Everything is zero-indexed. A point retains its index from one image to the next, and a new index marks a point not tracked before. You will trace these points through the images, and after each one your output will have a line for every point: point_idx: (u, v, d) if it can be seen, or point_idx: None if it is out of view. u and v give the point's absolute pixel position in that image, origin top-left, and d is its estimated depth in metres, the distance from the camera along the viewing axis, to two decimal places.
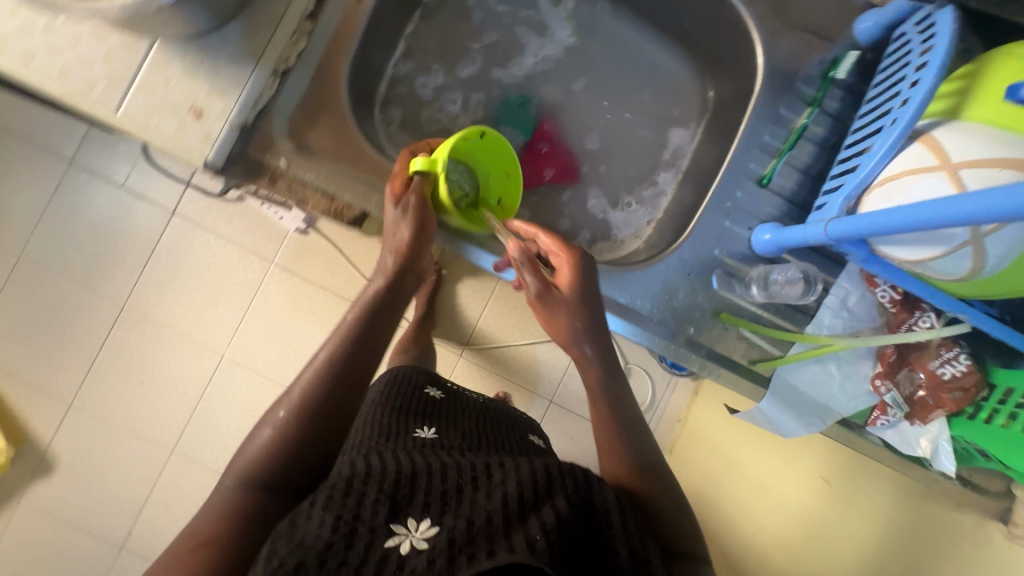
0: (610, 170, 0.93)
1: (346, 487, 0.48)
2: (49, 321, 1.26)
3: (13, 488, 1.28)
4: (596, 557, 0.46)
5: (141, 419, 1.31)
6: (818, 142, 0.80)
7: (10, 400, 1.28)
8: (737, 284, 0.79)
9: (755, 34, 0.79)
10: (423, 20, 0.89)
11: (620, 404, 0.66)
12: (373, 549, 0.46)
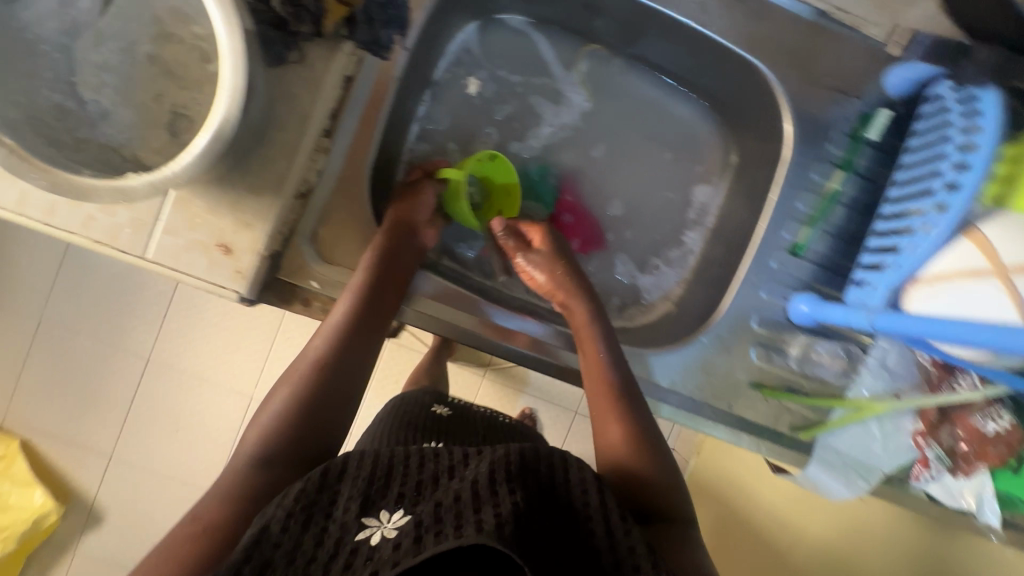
0: (635, 234, 0.92)
1: (320, 482, 0.51)
2: (77, 382, 1.33)
3: (68, 537, 1.36)
4: (566, 541, 0.49)
5: (177, 463, 1.37)
6: (852, 206, 0.78)
7: (54, 458, 1.34)
8: (776, 354, 0.79)
9: (783, 101, 0.77)
10: (435, 98, 0.87)
11: (604, 380, 0.69)
12: (345, 542, 0.48)
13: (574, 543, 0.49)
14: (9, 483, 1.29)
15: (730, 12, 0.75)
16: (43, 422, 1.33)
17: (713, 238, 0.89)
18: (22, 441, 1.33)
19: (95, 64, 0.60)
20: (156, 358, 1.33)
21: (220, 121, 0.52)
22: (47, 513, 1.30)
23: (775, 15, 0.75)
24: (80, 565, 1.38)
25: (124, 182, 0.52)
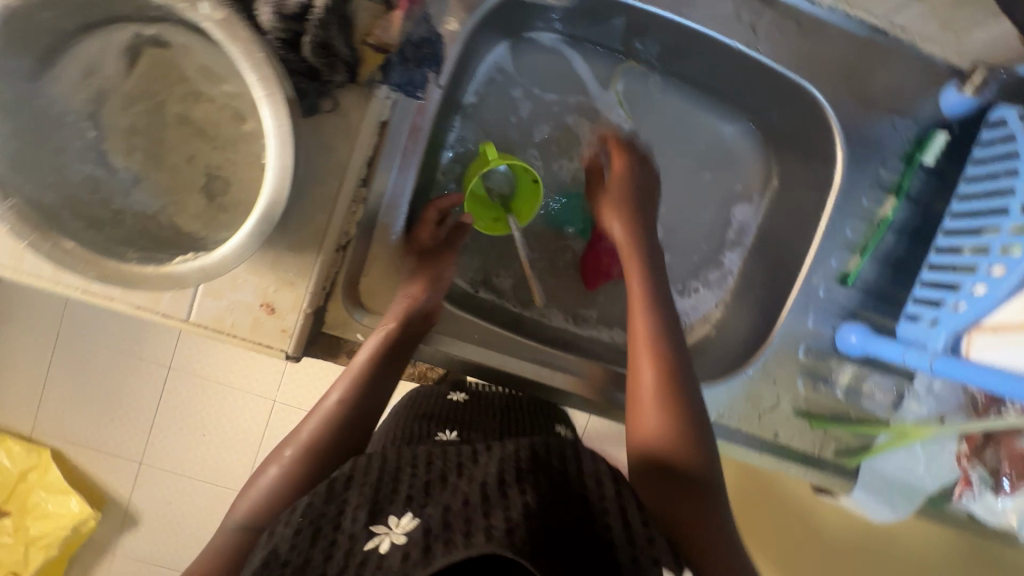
0: (674, 257, 0.89)
1: (327, 494, 0.49)
2: (104, 393, 1.35)
3: (105, 544, 1.38)
4: (586, 537, 0.43)
5: (206, 469, 1.38)
6: (902, 232, 0.75)
7: (86, 469, 1.36)
8: (822, 383, 0.78)
9: (834, 123, 0.73)
10: (465, 125, 0.83)
11: (659, 343, 0.62)
12: (355, 552, 0.45)
13: (589, 539, 0.43)
14: (47, 491, 1.33)
15: (782, 32, 0.71)
16: (75, 433, 1.35)
17: (755, 259, 0.87)
18: (54, 451, 1.35)
19: (121, 132, 0.58)
20: (179, 365, 1.34)
21: (274, 208, 0.51)
22: (86, 519, 1.33)
23: (829, 34, 0.71)
24: (119, 569, 1.40)
25: (175, 267, 0.51)
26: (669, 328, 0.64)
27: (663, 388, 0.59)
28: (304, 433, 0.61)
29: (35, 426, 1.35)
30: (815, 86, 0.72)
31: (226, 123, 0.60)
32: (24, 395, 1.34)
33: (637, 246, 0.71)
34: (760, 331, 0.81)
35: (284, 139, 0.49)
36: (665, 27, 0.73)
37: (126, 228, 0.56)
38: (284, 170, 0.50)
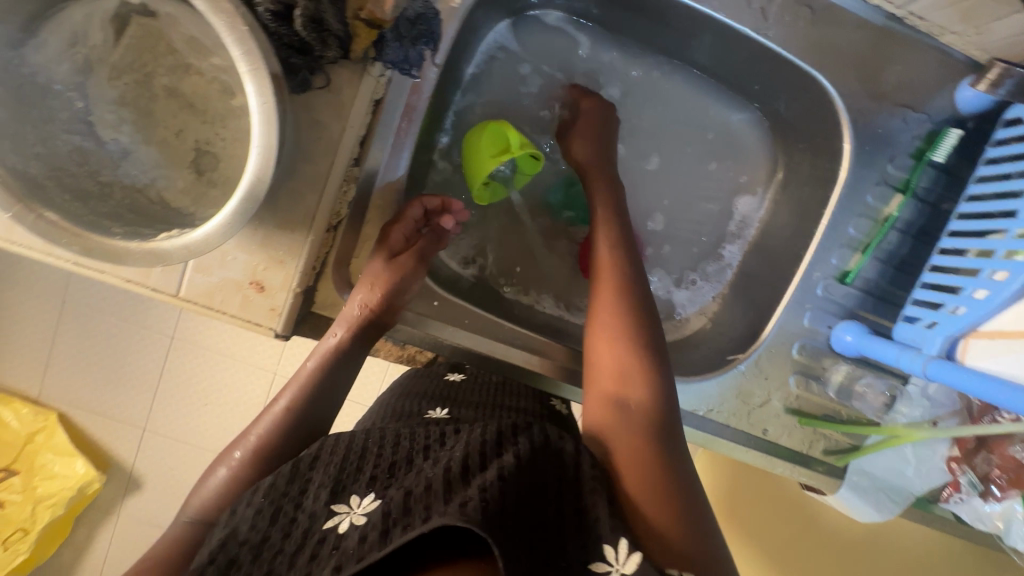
0: (675, 249, 0.88)
1: (291, 474, 0.54)
2: (107, 360, 1.37)
3: (109, 506, 1.41)
4: (545, 513, 0.43)
5: (206, 436, 1.41)
6: (907, 231, 0.73)
7: (88, 434, 1.39)
8: (815, 381, 0.77)
9: (844, 116, 0.71)
10: (464, 105, 0.81)
11: (619, 290, 0.63)
12: (314, 531, 0.48)
13: (549, 519, 0.43)
14: (54, 452, 1.35)
15: (793, 19, 0.67)
16: (78, 397, 1.37)
17: (755, 253, 0.85)
18: (60, 415, 1.37)
19: (110, 102, 0.57)
20: (180, 335, 1.36)
21: (258, 188, 0.50)
22: (91, 481, 1.35)
23: (846, 22, 0.67)
24: (123, 530, 1.43)
25: (156, 246, 0.51)
26: (640, 293, 0.63)
27: (627, 355, 0.57)
28: (253, 435, 0.63)
29: (41, 388, 1.36)
30: (826, 76, 0.69)
31: (214, 97, 0.59)
32: (30, 358, 1.35)
33: (609, 211, 0.70)
34: (756, 326, 0.79)
35: (269, 116, 0.48)
36: (673, 9, 0.70)
37: (113, 201, 0.56)
38: (268, 149, 0.49)
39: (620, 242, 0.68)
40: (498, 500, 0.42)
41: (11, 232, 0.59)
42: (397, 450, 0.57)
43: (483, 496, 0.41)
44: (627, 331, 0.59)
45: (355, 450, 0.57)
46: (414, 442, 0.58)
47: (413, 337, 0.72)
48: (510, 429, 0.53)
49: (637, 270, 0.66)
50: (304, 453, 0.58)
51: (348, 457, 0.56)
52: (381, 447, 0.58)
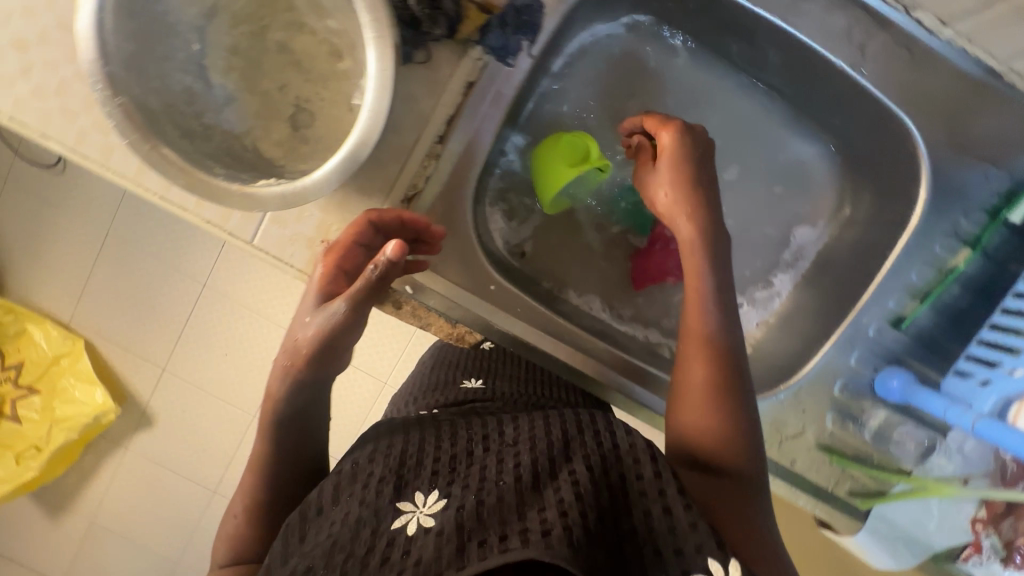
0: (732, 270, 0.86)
1: (352, 475, 0.57)
2: (139, 297, 1.39)
3: (121, 436, 1.47)
4: (614, 534, 0.47)
5: (223, 385, 1.43)
6: (969, 286, 0.73)
7: (113, 364, 1.43)
8: (851, 422, 0.77)
9: (923, 163, 0.71)
10: (544, 99, 0.82)
11: (702, 340, 0.60)
12: (383, 531, 0.50)
13: (616, 537, 0.47)
14: (75, 377, 1.39)
15: (890, 60, 0.68)
16: (108, 328, 1.41)
17: (808, 286, 0.85)
18: (88, 342, 1.41)
19: (224, 49, 0.60)
20: (212, 285, 1.37)
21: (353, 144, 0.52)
22: (106, 412, 1.39)
23: (940, 69, 0.67)
24: (130, 462, 1.48)
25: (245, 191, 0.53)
26: (726, 336, 0.61)
27: (707, 409, 0.57)
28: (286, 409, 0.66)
29: (74, 313, 1.40)
30: (913, 121, 0.69)
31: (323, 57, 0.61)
32: (68, 284, 1.39)
33: (694, 240, 0.63)
34: (800, 358, 0.80)
35: (384, 83, 0.50)
36: (768, 34, 0.71)
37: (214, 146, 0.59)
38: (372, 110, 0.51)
39: (710, 284, 0.62)
40: (576, 526, 0.45)
41: (113, 156, 0.65)
42: (457, 443, 0.60)
43: (563, 522, 0.44)
44: (714, 389, 0.58)
45: (413, 445, 0.60)
46: (472, 433, 0.62)
47: (464, 317, 0.74)
48: (575, 436, 0.56)
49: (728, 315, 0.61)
50: (353, 454, 0.62)
51: (406, 451, 0.59)
52: (438, 442, 0.61)
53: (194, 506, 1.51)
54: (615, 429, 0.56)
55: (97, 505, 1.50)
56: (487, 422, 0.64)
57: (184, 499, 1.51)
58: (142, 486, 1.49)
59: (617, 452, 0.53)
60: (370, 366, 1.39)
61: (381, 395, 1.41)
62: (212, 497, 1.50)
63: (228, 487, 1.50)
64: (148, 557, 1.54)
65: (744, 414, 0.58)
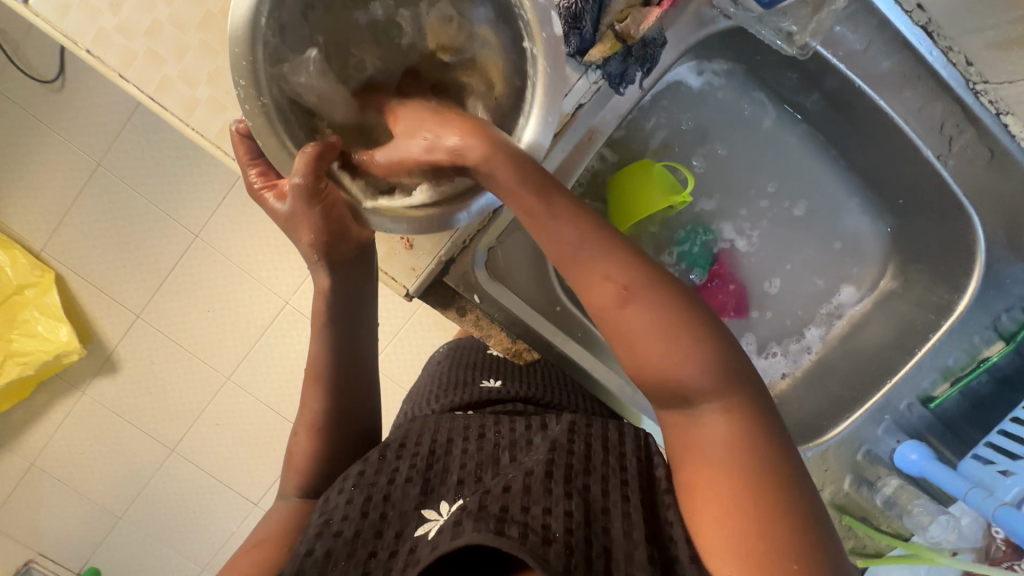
0: (774, 318, 0.90)
1: (378, 466, 0.55)
2: (125, 236, 1.27)
3: (79, 380, 1.34)
4: (618, 535, 0.43)
5: (205, 343, 1.35)
6: (997, 377, 0.78)
7: (82, 303, 1.30)
8: (866, 486, 0.81)
9: (981, 257, 0.74)
10: (630, 124, 0.80)
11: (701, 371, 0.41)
12: (406, 537, 0.47)
13: (617, 541, 0.43)
14: (41, 312, 1.25)
15: (971, 157, 0.71)
16: (85, 265, 1.28)
17: (841, 349, 0.88)
18: (60, 276, 1.28)
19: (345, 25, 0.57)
20: (208, 238, 1.28)
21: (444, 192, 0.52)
22: (70, 351, 1.26)
23: (1015, 175, 0.71)
24: (86, 409, 1.36)
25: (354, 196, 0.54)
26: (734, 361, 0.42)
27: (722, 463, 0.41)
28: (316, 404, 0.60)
29: (47, 243, 1.26)
30: (980, 217, 0.73)
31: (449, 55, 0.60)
32: (45, 209, 1.24)
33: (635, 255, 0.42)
34: (827, 418, 0.83)
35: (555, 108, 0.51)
36: (865, 110, 0.73)
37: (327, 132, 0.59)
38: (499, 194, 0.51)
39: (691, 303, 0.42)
40: (579, 549, 0.41)
41: (189, 111, 0.61)
42: (483, 446, 0.57)
43: (567, 539, 0.42)
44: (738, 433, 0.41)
45: (441, 442, 0.58)
46: (499, 437, 0.58)
47: (522, 333, 0.73)
48: (600, 443, 0.54)
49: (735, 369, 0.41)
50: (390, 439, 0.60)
51: (434, 453, 0.57)
52: (466, 441, 0.58)
53: (150, 462, 1.42)
54: (644, 457, 0.53)
55: (41, 451, 1.37)
56: (516, 421, 0.61)
57: (140, 454, 1.41)
58: (94, 435, 1.38)
59: (643, 471, 0.50)
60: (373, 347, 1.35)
61: None
62: (168, 455, 1.42)
63: (191, 449, 1.42)
64: (87, 510, 1.43)
65: (795, 475, 0.40)
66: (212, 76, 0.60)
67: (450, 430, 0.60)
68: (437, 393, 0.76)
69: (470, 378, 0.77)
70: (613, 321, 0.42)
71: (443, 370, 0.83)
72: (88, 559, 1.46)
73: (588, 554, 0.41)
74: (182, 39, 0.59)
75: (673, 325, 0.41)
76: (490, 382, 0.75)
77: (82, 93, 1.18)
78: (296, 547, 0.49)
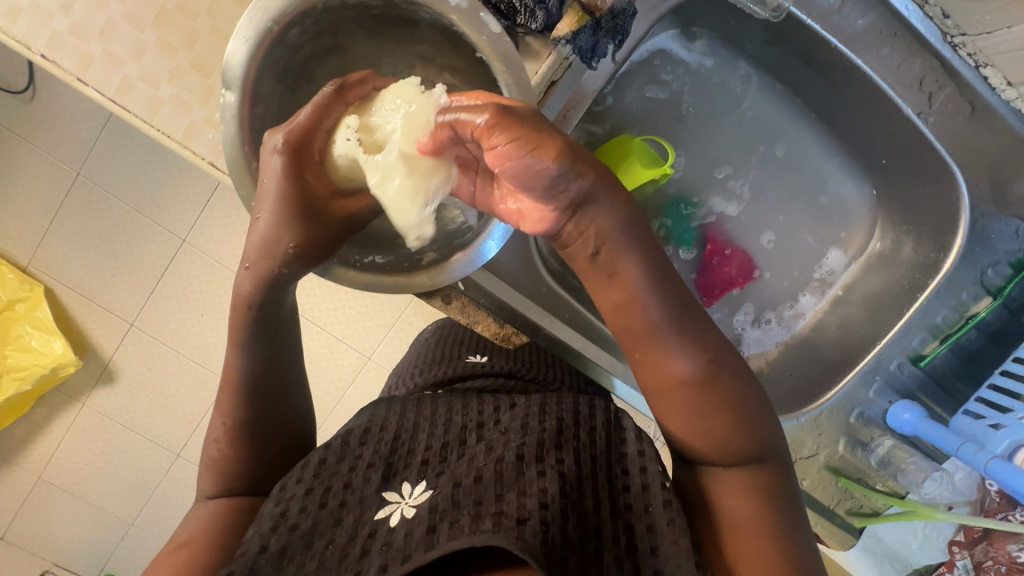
0: (771, 280, 0.91)
1: (341, 452, 0.54)
2: (108, 244, 1.25)
3: (77, 391, 1.34)
4: (587, 517, 0.45)
5: (199, 347, 1.34)
6: (986, 332, 0.78)
7: (73, 314, 1.29)
8: (861, 448, 0.81)
9: (964, 213, 0.74)
10: (610, 100, 0.80)
11: (738, 412, 0.47)
12: (365, 520, 0.47)
13: (588, 521, 0.45)
14: (32, 325, 1.25)
15: (953, 113, 0.71)
16: (71, 275, 1.26)
17: (831, 313, 0.89)
18: (48, 288, 1.26)
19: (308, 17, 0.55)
20: (194, 241, 1.26)
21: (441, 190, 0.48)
22: (66, 364, 1.26)
23: (997, 128, 0.71)
24: (85, 419, 1.36)
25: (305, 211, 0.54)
26: (753, 407, 0.48)
27: (739, 480, 0.47)
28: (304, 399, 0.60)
29: (33, 257, 1.24)
30: (963, 173, 0.72)
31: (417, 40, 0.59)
32: (26, 222, 1.23)
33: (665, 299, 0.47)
34: (820, 384, 0.83)
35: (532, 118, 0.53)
36: (842, 70, 0.72)
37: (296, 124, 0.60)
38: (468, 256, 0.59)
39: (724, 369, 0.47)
40: (553, 523, 0.42)
41: (155, 113, 0.59)
42: (449, 429, 0.57)
43: (541, 515, 0.42)
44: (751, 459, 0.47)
45: (407, 427, 0.58)
46: (467, 417, 0.58)
47: (511, 318, 0.73)
48: (571, 418, 0.54)
49: (747, 409, 0.47)
50: (354, 423, 0.59)
51: (398, 437, 0.57)
52: (432, 424, 0.58)
53: (155, 468, 1.42)
54: (614, 430, 0.54)
55: (44, 463, 1.37)
56: (485, 402, 0.60)
57: (144, 460, 1.41)
58: (97, 443, 1.38)
59: (609, 451, 0.52)
60: (372, 336, 1.35)
61: (361, 370, 1.38)
62: (173, 460, 1.42)
63: (195, 452, 1.42)
64: (96, 518, 1.43)
65: (778, 486, 0.48)
66: (173, 74, 0.59)
67: (417, 415, 0.59)
68: (416, 377, 0.77)
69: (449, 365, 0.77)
70: (696, 395, 0.46)
71: (417, 360, 0.84)
72: (104, 565, 1.47)
73: (560, 529, 0.43)
74: (139, 38, 0.58)
75: (722, 393, 0.46)
76: (476, 358, 0.78)
77: (51, 100, 1.15)
78: (248, 537, 0.47)
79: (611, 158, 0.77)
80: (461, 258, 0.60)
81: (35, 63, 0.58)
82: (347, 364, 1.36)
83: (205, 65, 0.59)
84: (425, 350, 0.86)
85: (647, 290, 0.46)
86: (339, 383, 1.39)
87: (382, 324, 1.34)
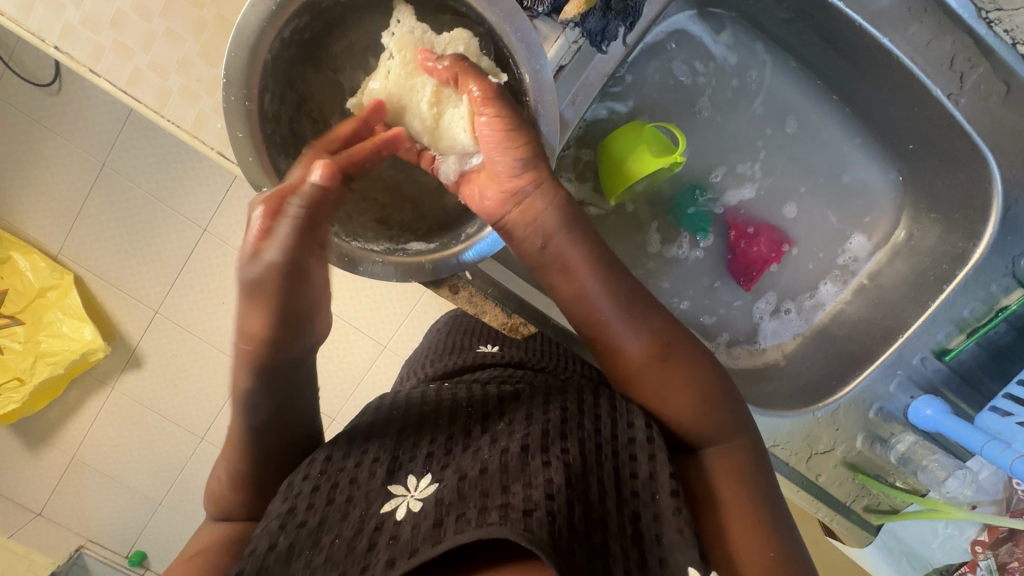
0: (791, 271, 0.88)
1: (347, 447, 0.55)
2: (131, 233, 1.28)
3: (107, 375, 1.38)
4: (595, 506, 0.44)
5: (222, 333, 1.36)
6: (1016, 325, 0.74)
7: (100, 302, 1.33)
8: (881, 444, 0.79)
9: (997, 200, 0.70)
10: (623, 85, 0.78)
11: (696, 397, 0.53)
12: (372, 514, 0.47)
13: (595, 512, 0.44)
14: (63, 312, 1.29)
15: (986, 92, 0.67)
16: (98, 263, 1.30)
17: (854, 302, 0.86)
18: (76, 276, 1.30)
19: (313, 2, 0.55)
20: (213, 230, 1.28)
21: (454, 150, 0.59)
22: (95, 350, 1.30)
23: None
24: (115, 403, 1.41)
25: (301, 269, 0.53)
26: (717, 397, 0.53)
27: (730, 464, 0.51)
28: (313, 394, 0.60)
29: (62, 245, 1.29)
30: (996, 158, 0.68)
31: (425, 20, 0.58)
32: (55, 211, 1.26)
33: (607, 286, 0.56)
34: (838, 377, 0.81)
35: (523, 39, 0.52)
36: (866, 50, 0.69)
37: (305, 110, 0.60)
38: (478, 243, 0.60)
39: (676, 361, 0.54)
40: (560, 514, 0.41)
41: (166, 103, 0.60)
42: (454, 421, 0.56)
43: (547, 507, 0.41)
44: (729, 443, 0.52)
45: (411, 421, 0.57)
46: (472, 409, 0.57)
47: (520, 310, 0.71)
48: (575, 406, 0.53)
49: (709, 392, 0.54)
50: (358, 420, 0.59)
51: (405, 429, 0.57)
52: (437, 416, 0.57)
53: (181, 451, 1.46)
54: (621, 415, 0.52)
55: (78, 444, 1.43)
56: (490, 394, 0.59)
57: (170, 442, 1.45)
58: (126, 425, 1.43)
59: (614, 441, 0.50)
60: (389, 325, 1.36)
61: (379, 357, 1.39)
62: (198, 444, 1.46)
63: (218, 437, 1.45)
64: (126, 499, 1.48)
65: (757, 465, 0.52)
66: (182, 64, 0.59)
67: (422, 409, 0.59)
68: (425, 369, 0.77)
69: (466, 349, 0.79)
70: (646, 395, 0.54)
71: (426, 352, 0.84)
72: (134, 544, 1.52)
73: (566, 520, 0.42)
74: (148, 28, 0.58)
75: (682, 374, 0.54)
76: (487, 348, 0.77)
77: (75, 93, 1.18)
78: (257, 534, 0.48)
79: (620, 141, 0.76)
80: (456, 254, 0.60)
81: (52, 57, 0.60)
82: (368, 352, 1.38)
83: (214, 52, 0.59)
84: (434, 342, 0.87)
85: (599, 288, 0.55)
86: (358, 372, 1.40)
87: (401, 313, 1.35)
